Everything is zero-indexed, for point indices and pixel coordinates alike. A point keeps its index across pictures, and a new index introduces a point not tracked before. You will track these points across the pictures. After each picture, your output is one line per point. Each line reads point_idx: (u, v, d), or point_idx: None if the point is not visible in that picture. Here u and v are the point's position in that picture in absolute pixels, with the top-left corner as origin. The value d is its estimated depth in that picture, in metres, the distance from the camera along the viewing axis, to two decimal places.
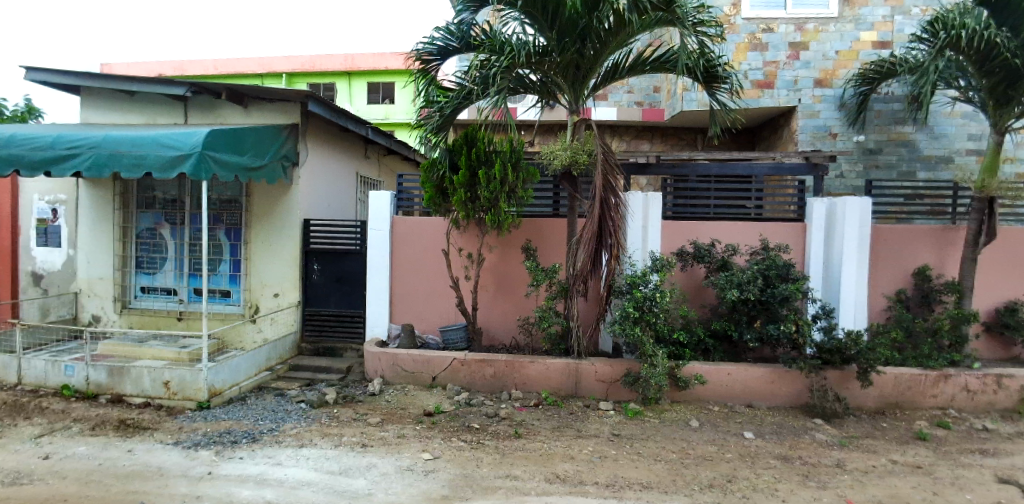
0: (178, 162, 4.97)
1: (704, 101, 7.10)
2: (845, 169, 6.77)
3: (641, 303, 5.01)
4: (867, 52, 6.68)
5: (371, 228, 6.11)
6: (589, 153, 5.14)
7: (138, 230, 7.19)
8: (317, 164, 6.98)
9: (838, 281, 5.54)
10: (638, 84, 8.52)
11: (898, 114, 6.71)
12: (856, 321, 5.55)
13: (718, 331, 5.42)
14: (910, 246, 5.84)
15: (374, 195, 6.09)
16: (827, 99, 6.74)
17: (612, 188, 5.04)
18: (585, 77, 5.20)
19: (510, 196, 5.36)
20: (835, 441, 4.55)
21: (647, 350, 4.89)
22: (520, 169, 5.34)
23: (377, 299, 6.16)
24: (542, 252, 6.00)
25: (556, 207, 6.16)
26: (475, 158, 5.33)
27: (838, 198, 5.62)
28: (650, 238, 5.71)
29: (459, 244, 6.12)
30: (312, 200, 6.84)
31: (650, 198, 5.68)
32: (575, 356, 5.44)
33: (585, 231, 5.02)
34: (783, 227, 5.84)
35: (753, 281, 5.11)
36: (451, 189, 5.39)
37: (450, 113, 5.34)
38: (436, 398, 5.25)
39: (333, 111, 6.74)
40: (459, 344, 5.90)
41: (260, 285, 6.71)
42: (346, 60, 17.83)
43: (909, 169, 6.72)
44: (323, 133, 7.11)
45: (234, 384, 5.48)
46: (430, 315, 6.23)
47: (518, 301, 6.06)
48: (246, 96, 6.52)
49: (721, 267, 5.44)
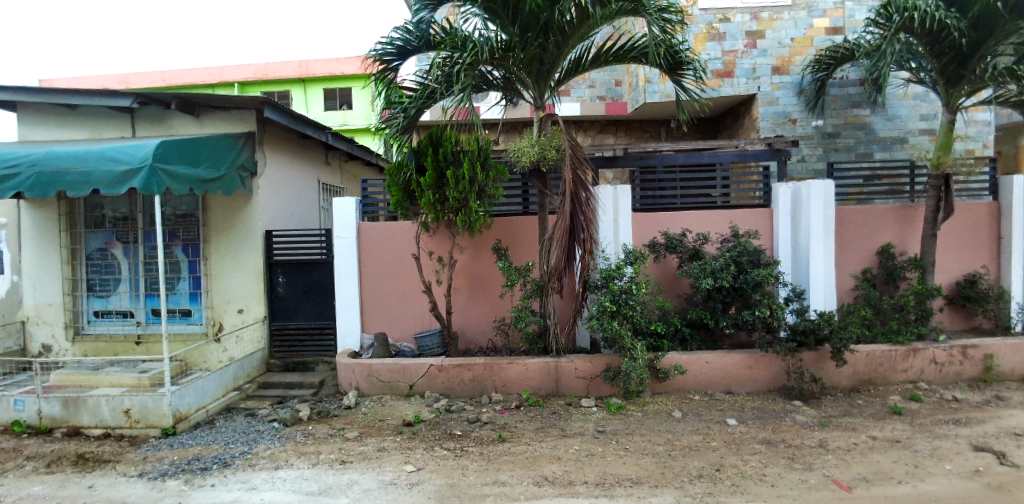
0: (128, 177, 4.69)
1: (668, 93, 7.13)
2: (807, 153, 6.90)
3: (617, 296, 4.97)
4: (821, 39, 6.83)
5: (337, 236, 5.91)
6: (557, 148, 5.08)
7: (88, 252, 6.79)
8: (277, 173, 6.73)
9: (806, 263, 5.62)
10: (600, 79, 8.52)
11: (853, 98, 6.88)
12: (826, 302, 5.64)
13: (694, 320, 5.43)
14: (872, 225, 5.98)
15: (338, 202, 5.90)
16: (785, 86, 6.86)
17: (582, 182, 4.99)
18: (549, 72, 5.12)
19: (479, 196, 5.25)
20: (816, 421, 4.60)
21: (626, 344, 4.86)
22: (488, 167, 5.24)
23: (348, 308, 5.96)
24: (514, 252, 5.92)
25: (525, 205, 6.09)
26: (442, 159, 5.20)
27: (802, 182, 5.70)
28: (621, 231, 5.68)
29: (429, 247, 5.97)
30: (273, 210, 6.59)
31: (620, 190, 5.65)
32: (553, 354, 5.37)
33: (557, 227, 4.95)
34: (751, 213, 5.90)
35: (726, 268, 5.14)
36: (418, 191, 5.24)
37: (414, 115, 5.19)
38: (415, 407, 5.11)
39: (291, 117, 6.52)
40: (435, 350, 5.75)
41: (223, 301, 6.41)
42: (302, 67, 17.40)
43: (867, 150, 6.90)
44: (281, 141, 6.87)
45: (201, 407, 5.22)
46: (404, 322, 6.07)
47: (492, 302, 5.96)
48: (197, 105, 6.23)
49: (693, 257, 5.45)
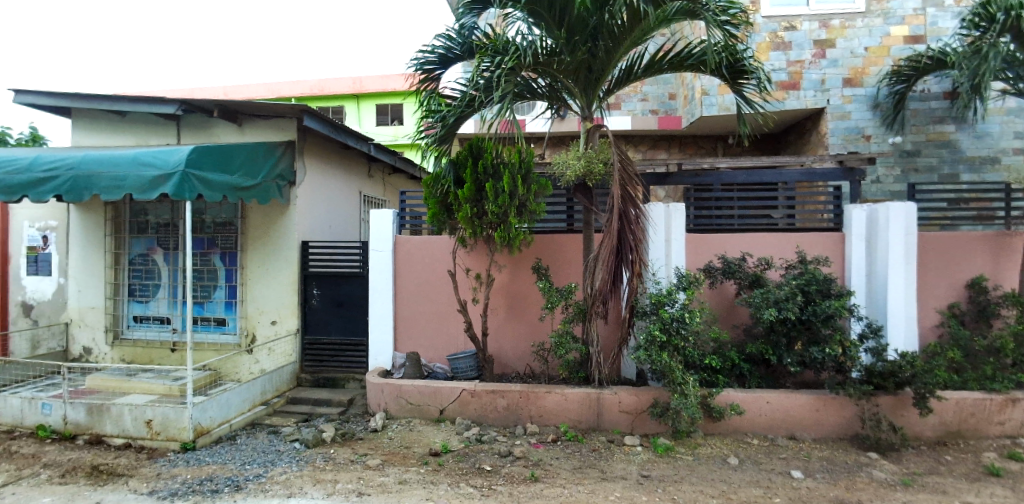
0: (159, 182, 4.66)
1: (727, 105, 6.69)
2: (882, 173, 6.29)
3: (667, 325, 4.52)
4: (899, 48, 6.24)
5: (372, 249, 5.72)
6: (604, 162, 4.73)
7: (131, 256, 6.86)
8: (316, 182, 6.63)
9: (883, 295, 5.01)
10: (652, 92, 8.18)
11: (936, 113, 6.22)
12: (907, 340, 4.99)
13: (753, 355, 4.90)
14: (961, 255, 5.30)
15: (375, 214, 5.71)
16: (859, 99, 6.29)
17: (632, 198, 4.60)
18: (598, 79, 4.80)
19: (519, 211, 4.93)
20: (896, 479, 3.98)
21: (677, 377, 4.40)
22: (530, 180, 4.93)
23: (380, 324, 5.74)
24: (557, 272, 5.54)
25: (570, 222, 5.74)
26: (481, 172, 4.93)
27: (879, 204, 5.12)
28: (673, 253, 5.24)
29: (466, 264, 5.67)
30: (310, 221, 6.47)
31: (673, 209, 5.23)
32: (595, 385, 4.95)
33: (603, 246, 4.56)
34: (819, 238, 5.34)
35: (792, 298, 4.61)
36: (455, 205, 4.98)
37: (453, 124, 4.95)
38: (444, 435, 4.78)
39: (332, 126, 6.43)
40: (469, 373, 5.42)
41: (256, 311, 6.31)
42: (355, 83, 17.73)
43: (953, 172, 6.21)
44: (322, 151, 6.79)
45: (224, 421, 5.07)
46: (437, 342, 5.78)
47: (531, 325, 5.58)
48: (240, 113, 6.23)
49: (754, 284, 4.96)
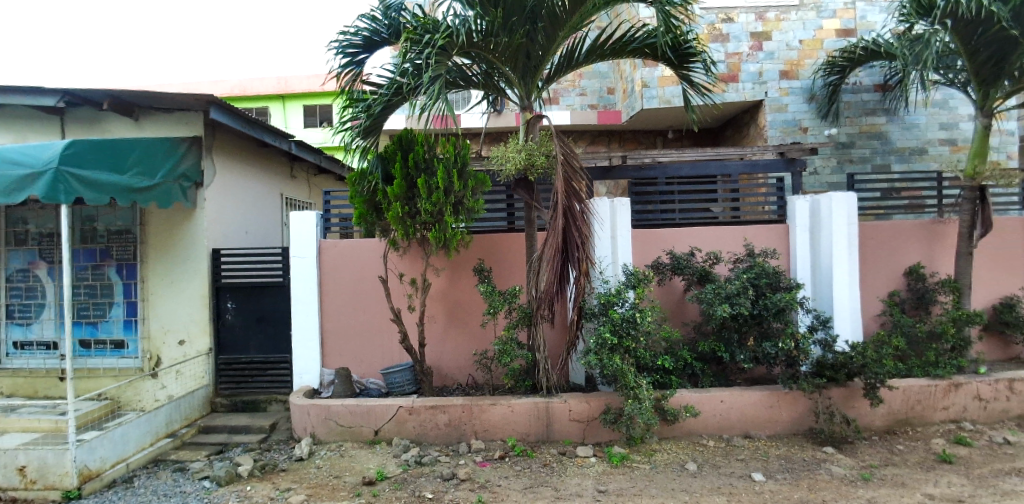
0: (28, 182, 3.94)
1: (666, 98, 6.53)
2: (819, 165, 6.34)
3: (617, 327, 4.23)
4: (832, 41, 6.33)
5: (294, 256, 5.14)
6: (546, 154, 4.38)
7: (8, 273, 5.88)
8: (229, 183, 5.93)
9: (828, 286, 4.94)
10: (590, 86, 8.06)
11: (868, 105, 6.34)
12: (853, 330, 4.96)
13: (704, 353, 4.71)
14: (899, 243, 5.36)
15: (296, 216, 5.12)
16: (794, 92, 6.31)
17: (576, 193, 4.28)
18: (537, 67, 4.49)
19: (457, 208, 4.52)
20: (856, 473, 3.85)
21: (629, 381, 4.10)
22: (466, 176, 4.51)
23: (306, 338, 5.16)
24: (498, 274, 5.17)
25: (510, 220, 5.41)
26: (412, 167, 4.47)
27: (821, 194, 5.06)
28: (620, 250, 4.96)
29: (400, 268, 5.18)
30: (223, 226, 5.78)
31: (617, 204, 4.96)
32: (543, 393, 4.60)
33: (547, 245, 4.21)
34: (765, 230, 5.24)
35: (743, 292, 4.44)
36: (384, 203, 4.49)
37: (377, 113, 4.46)
38: (379, 459, 4.28)
39: (245, 121, 5.79)
40: (406, 388, 4.94)
41: (162, 331, 5.55)
42: (281, 83, 16.69)
43: (883, 162, 6.34)
44: (236, 149, 6.11)
45: (120, 460, 4.34)
46: (371, 355, 5.25)
47: (473, 332, 5.17)
48: (136, 105, 5.45)
49: (703, 279, 4.77)
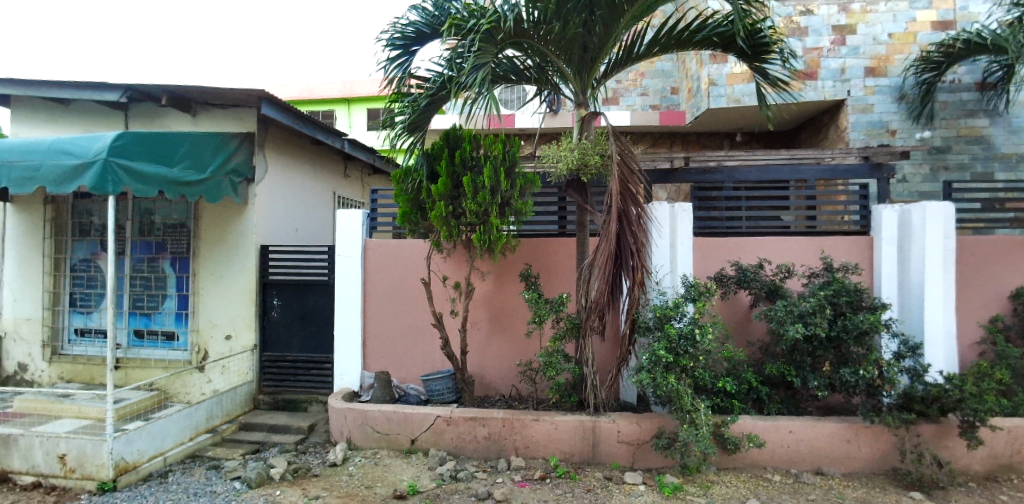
0: (78, 172, 4.14)
1: (736, 97, 6.09)
2: (908, 172, 5.70)
3: (674, 343, 3.86)
4: (927, 34, 5.68)
5: (339, 255, 5.06)
6: (600, 154, 4.08)
7: (73, 263, 6.13)
8: (280, 180, 5.95)
9: (920, 308, 4.36)
10: (652, 86, 7.67)
11: (967, 105, 5.66)
12: (948, 360, 4.35)
13: (772, 376, 4.23)
14: (1003, 262, 4.68)
15: (343, 214, 5.04)
16: (882, 90, 5.72)
17: (632, 196, 3.95)
18: (594, 60, 4.20)
19: (503, 209, 4.28)
20: None
21: (686, 404, 3.72)
22: (513, 175, 4.28)
23: (347, 340, 5.07)
24: (546, 280, 4.87)
25: (562, 224, 5.07)
26: (458, 165, 4.27)
27: (913, 203, 4.49)
28: (680, 259, 4.58)
29: (443, 271, 4.99)
30: (272, 223, 5.78)
31: (678, 209, 4.59)
32: (590, 411, 4.25)
33: (599, 252, 3.89)
34: (845, 242, 4.71)
35: (820, 311, 3.95)
36: (428, 202, 4.29)
37: (424, 108, 4.36)
38: (414, 471, 4.08)
39: (297, 118, 5.77)
40: (445, 396, 4.73)
41: (209, 325, 5.61)
42: (346, 87, 16.96)
43: (985, 170, 5.63)
44: (288, 146, 6.13)
45: (158, 453, 4.38)
46: (411, 360, 5.08)
47: (517, 342, 4.89)
48: (193, 101, 5.56)
49: (773, 294, 4.32)
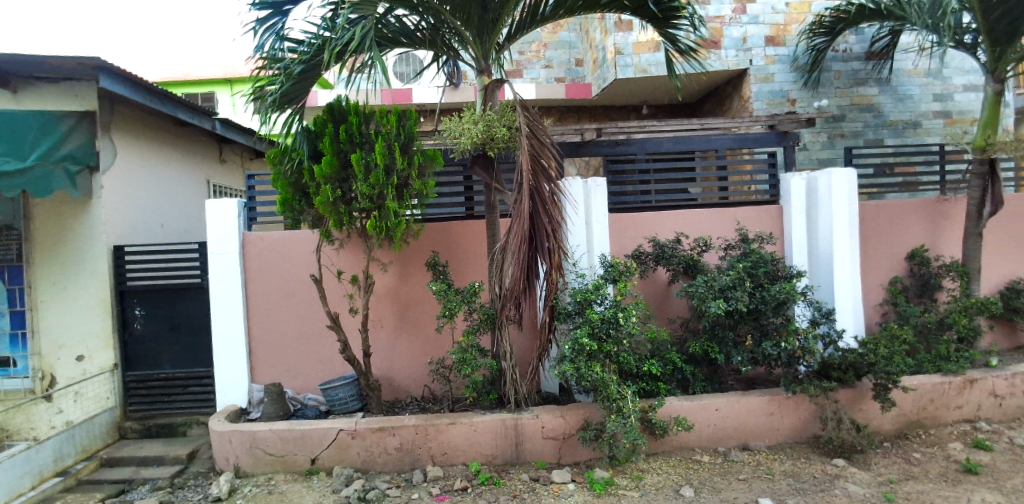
0: None
1: (643, 67, 5.89)
2: (808, 141, 5.80)
3: (596, 330, 3.58)
4: (820, 4, 5.78)
5: (211, 252, 4.30)
6: (508, 126, 3.66)
7: None
8: (135, 167, 5.01)
9: (828, 274, 4.40)
10: (556, 57, 7.35)
11: (858, 74, 5.84)
12: (856, 324, 4.46)
13: (694, 354, 4.10)
14: (899, 224, 4.86)
15: (213, 204, 4.27)
16: (780, 60, 5.77)
17: (544, 172, 3.57)
18: (494, 22, 3.73)
19: (401, 192, 3.76)
20: (876, 494, 3.31)
21: (612, 393, 3.46)
22: (411, 151, 3.76)
23: (229, 350, 4.35)
24: (456, 268, 4.44)
25: (469, 206, 4.65)
26: (345, 142, 3.66)
27: (819, 171, 4.50)
28: (596, 237, 4.31)
29: (339, 264, 4.40)
30: (128, 219, 4.86)
31: (592, 184, 4.31)
32: (511, 408, 3.92)
33: (512, 235, 3.48)
34: (756, 211, 4.68)
35: (738, 284, 3.84)
36: (311, 186, 3.66)
37: (302, 75, 3.64)
38: (314, 496, 3.53)
39: (149, 93, 4.81)
40: (348, 405, 4.18)
41: (53, 345, 4.63)
42: None
43: (876, 137, 5.87)
44: (144, 126, 5.17)
45: None
46: (309, 367, 4.48)
47: (428, 338, 4.44)
48: (11, 74, 4.40)
49: (690, 270, 4.18)
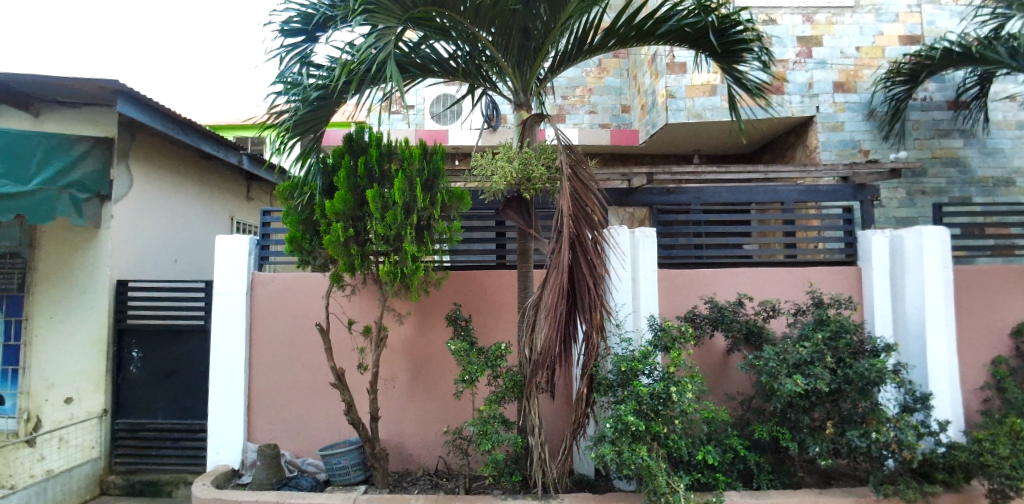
0: None
1: (696, 112, 5.50)
2: (884, 196, 5.20)
3: (642, 406, 2.98)
4: (895, 49, 5.33)
5: (217, 292, 3.94)
6: (547, 166, 3.25)
7: None
8: (150, 199, 4.81)
9: (921, 350, 3.68)
10: (601, 103, 7.06)
11: (941, 124, 5.28)
12: (957, 415, 3.69)
13: (761, 441, 3.41)
14: (1001, 293, 4.14)
15: (224, 239, 3.96)
16: (852, 107, 5.28)
17: (587, 218, 3.10)
18: (539, 52, 3.40)
19: (422, 234, 3.34)
20: None
21: (661, 488, 2.81)
22: (436, 189, 3.37)
23: (226, 401, 3.91)
24: (481, 323, 3.93)
25: (501, 254, 4.20)
26: (363, 176, 3.30)
27: (904, 228, 3.89)
28: (642, 294, 3.77)
29: (352, 311, 3.96)
30: (137, 253, 4.61)
31: (639, 235, 3.81)
32: (537, 494, 3.29)
33: (547, 288, 2.98)
34: (828, 271, 4.06)
35: (817, 358, 3.18)
36: (323, 223, 3.29)
37: (318, 103, 3.35)
38: None
39: (173, 123, 4.72)
40: (350, 475, 3.62)
41: (43, 385, 4.28)
42: None
43: (962, 194, 5.22)
44: (167, 157, 5.06)
45: None
46: (311, 426, 3.98)
47: (445, 401, 3.90)
48: (37, 98, 4.34)
49: (753, 337, 3.56)
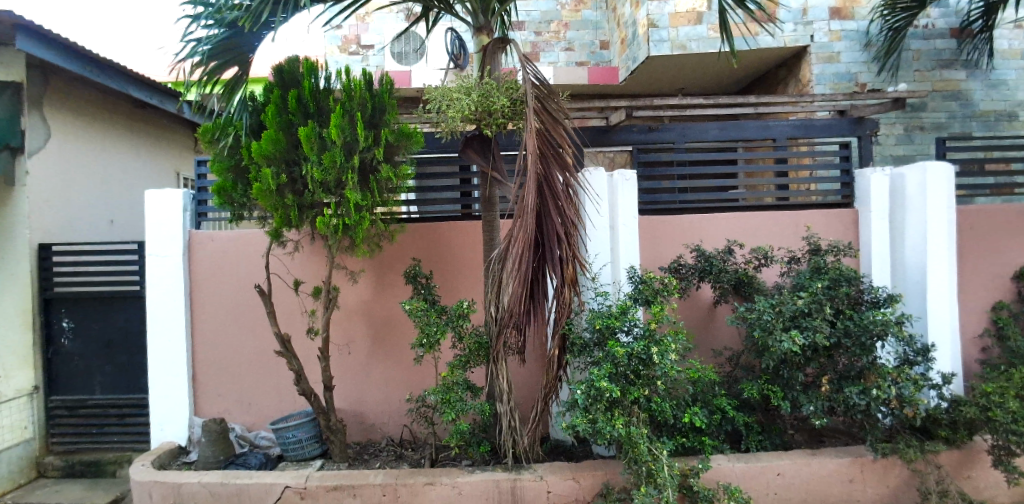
0: None
1: (681, 43, 5.02)
2: (882, 132, 4.84)
3: (619, 368, 2.67)
4: None
5: (149, 254, 3.49)
6: (512, 98, 2.80)
7: None
8: (73, 153, 4.26)
9: (920, 298, 3.41)
10: (578, 40, 6.50)
11: (943, 55, 4.88)
12: (955, 365, 3.47)
13: (750, 399, 3.15)
14: (1005, 235, 3.86)
15: (151, 194, 3.49)
16: (848, 36, 4.85)
17: (557, 158, 2.68)
18: None
19: (368, 181, 2.91)
20: None
21: (642, 457, 2.53)
22: (383, 130, 2.92)
23: (166, 375, 3.54)
24: (445, 282, 3.57)
25: (466, 204, 3.81)
26: (296, 113, 2.83)
27: (908, 166, 3.55)
28: (622, 244, 3.40)
29: (302, 273, 3.57)
30: (59, 214, 4.09)
31: (617, 179, 3.42)
32: (509, 464, 3.02)
33: (511, 239, 2.58)
34: (824, 214, 3.73)
35: (816, 309, 2.88)
36: (251, 170, 2.82)
37: (239, 27, 2.87)
38: None
39: (89, 64, 4.11)
40: (307, 449, 3.32)
41: None
42: None
43: (963, 130, 4.89)
44: (89, 104, 4.45)
45: None
46: (263, 397, 3.64)
47: (409, 366, 3.57)
48: None
49: (742, 288, 3.26)
